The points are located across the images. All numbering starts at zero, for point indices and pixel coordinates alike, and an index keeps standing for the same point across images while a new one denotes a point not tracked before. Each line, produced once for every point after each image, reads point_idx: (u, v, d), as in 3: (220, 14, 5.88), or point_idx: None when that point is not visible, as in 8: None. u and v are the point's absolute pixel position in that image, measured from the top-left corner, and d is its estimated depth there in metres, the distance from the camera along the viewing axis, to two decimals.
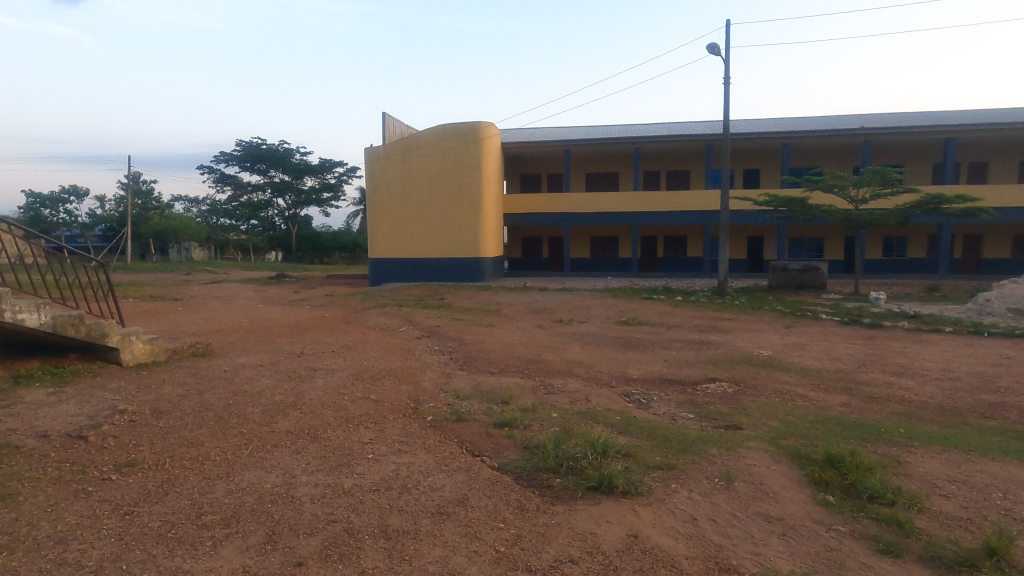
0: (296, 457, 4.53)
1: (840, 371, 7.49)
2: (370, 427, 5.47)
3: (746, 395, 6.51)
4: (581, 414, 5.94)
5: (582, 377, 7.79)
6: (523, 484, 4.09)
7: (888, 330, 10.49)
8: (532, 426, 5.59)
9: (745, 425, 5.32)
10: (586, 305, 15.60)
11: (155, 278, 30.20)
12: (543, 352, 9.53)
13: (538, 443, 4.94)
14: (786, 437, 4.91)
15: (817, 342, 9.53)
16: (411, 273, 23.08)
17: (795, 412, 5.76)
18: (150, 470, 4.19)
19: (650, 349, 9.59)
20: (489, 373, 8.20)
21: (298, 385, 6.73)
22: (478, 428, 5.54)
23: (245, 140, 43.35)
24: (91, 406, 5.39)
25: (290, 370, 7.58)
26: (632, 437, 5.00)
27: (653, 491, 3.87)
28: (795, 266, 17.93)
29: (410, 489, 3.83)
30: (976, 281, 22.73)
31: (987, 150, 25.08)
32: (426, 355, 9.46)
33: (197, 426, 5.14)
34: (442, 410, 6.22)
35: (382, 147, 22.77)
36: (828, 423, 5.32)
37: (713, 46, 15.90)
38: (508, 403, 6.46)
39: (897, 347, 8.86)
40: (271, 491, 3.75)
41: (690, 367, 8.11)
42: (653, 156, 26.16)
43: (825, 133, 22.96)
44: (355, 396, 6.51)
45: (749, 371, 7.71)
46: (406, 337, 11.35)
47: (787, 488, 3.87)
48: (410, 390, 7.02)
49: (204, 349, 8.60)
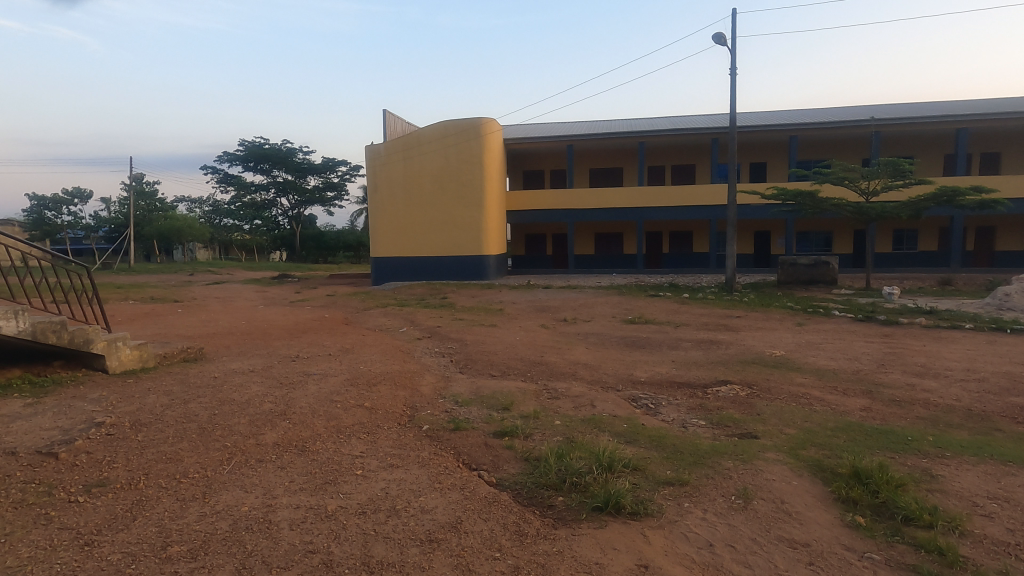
0: (279, 474, 4.22)
1: (858, 372, 7.13)
2: (361, 438, 5.18)
3: (758, 399, 6.19)
4: (586, 422, 5.63)
5: (586, 380, 7.47)
6: (523, 503, 3.78)
7: (905, 326, 10.09)
8: (534, 435, 5.28)
9: (760, 433, 4.99)
10: (591, 304, 15.20)
11: (157, 279, 29.98)
12: (547, 353, 9.21)
13: (540, 456, 4.64)
14: (806, 446, 4.60)
15: (831, 340, 9.16)
16: (414, 272, 22.81)
17: (814, 418, 5.43)
18: (121, 490, 3.89)
19: (657, 350, 9.24)
20: (490, 376, 7.88)
21: (290, 393, 6.44)
22: (477, 438, 5.24)
23: (247, 141, 43.27)
24: (69, 418, 5.09)
25: (283, 377, 7.28)
26: (641, 448, 4.70)
27: (664, 512, 3.54)
28: (804, 260, 17.51)
29: (400, 512, 3.52)
30: (990, 274, 22.28)
31: (1000, 140, 24.60)
32: (426, 358, 9.17)
33: (179, 439, 4.85)
34: (439, 418, 5.94)
35: (383, 145, 22.50)
36: (850, 431, 5.00)
37: (719, 36, 15.53)
38: (509, 410, 6.16)
39: (917, 346, 8.45)
40: (248, 516, 3.46)
41: (698, 368, 7.77)
42: (658, 150, 25.77)
43: (834, 125, 22.52)
44: (348, 403, 6.22)
45: (761, 372, 7.37)
46: (407, 339, 11.08)
47: (811, 508, 3.54)
48: (407, 397, 6.72)
49: (195, 354, 8.29)
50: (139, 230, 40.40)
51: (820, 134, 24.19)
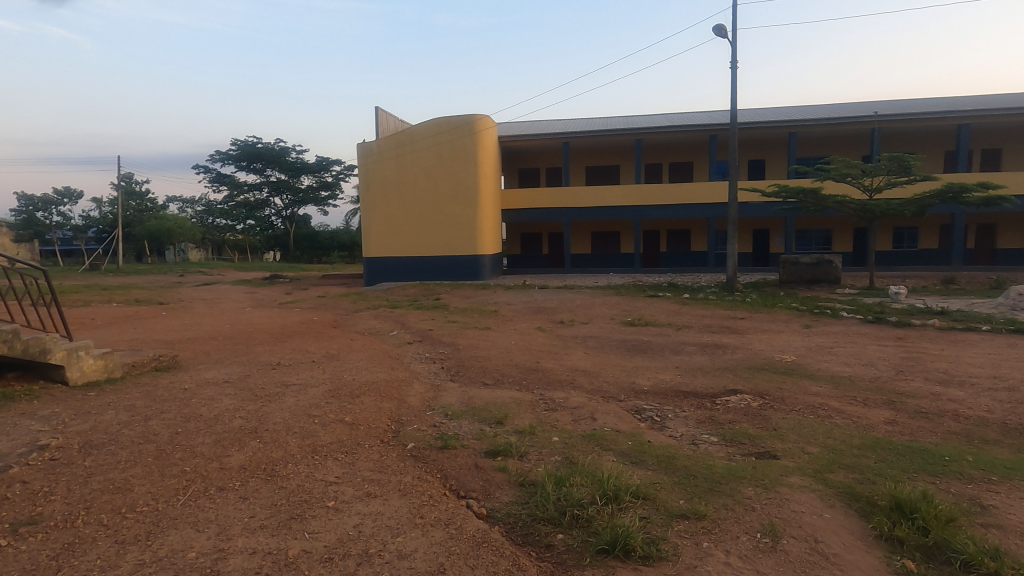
0: (241, 507, 3.73)
1: (877, 380, 6.65)
2: (338, 460, 4.68)
3: (772, 411, 5.70)
4: (586, 438, 5.14)
5: (586, 389, 6.97)
6: (516, 543, 3.31)
7: (919, 328, 9.63)
8: (529, 454, 4.79)
9: (780, 452, 4.51)
10: (588, 305, 14.71)
11: (147, 280, 29.46)
12: (543, 359, 8.72)
13: (536, 481, 4.15)
14: (833, 468, 4.13)
15: (843, 344, 8.68)
16: (407, 272, 22.29)
17: (836, 433, 4.95)
18: (53, 530, 3.38)
19: (659, 355, 8.75)
20: (483, 385, 7.37)
21: (264, 407, 5.92)
22: (467, 458, 4.74)
23: (239, 140, 42.64)
24: (8, 441, 4.56)
25: (259, 387, 6.75)
26: (649, 471, 4.21)
27: (681, 555, 3.06)
28: (806, 259, 17.05)
29: (373, 558, 3.04)
30: (992, 272, 21.91)
31: (1001, 136, 24.25)
32: (415, 364, 8.67)
33: (131, 464, 4.34)
34: (425, 434, 5.43)
35: (374, 142, 21.91)
36: (879, 449, 4.52)
37: (719, 28, 15.05)
38: (502, 425, 5.67)
39: (934, 350, 7.98)
40: (193, 565, 2.97)
41: (705, 376, 7.28)
42: (654, 148, 25.30)
43: (834, 121, 22.10)
44: (327, 419, 5.69)
45: (772, 380, 6.89)
46: (396, 343, 10.57)
47: (850, 549, 3.08)
48: (392, 409, 6.21)
49: (167, 362, 7.76)
50: (129, 231, 39.78)
51: (821, 131, 23.77)
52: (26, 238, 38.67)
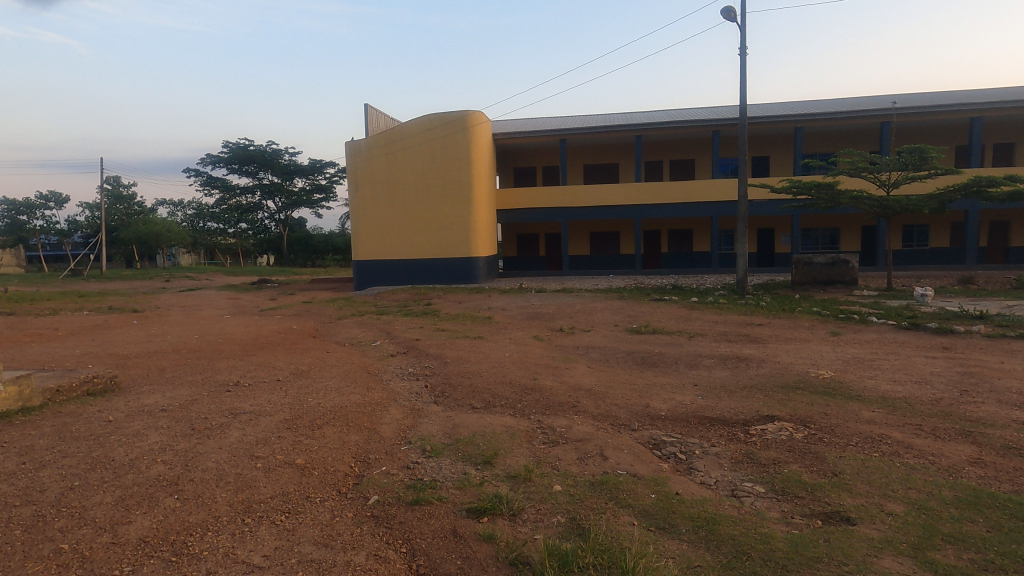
0: None
1: (940, 403, 5.55)
2: (275, 526, 3.57)
3: (823, 447, 4.61)
4: (596, 487, 4.04)
5: (592, 414, 5.89)
6: None
7: (963, 336, 8.52)
8: (524, 513, 3.70)
9: (855, 515, 3.41)
10: (590, 309, 13.64)
11: (130, 285, 28.22)
12: (541, 375, 7.62)
13: (532, 561, 3.06)
14: (935, 542, 3.05)
15: (883, 356, 7.58)
16: (397, 275, 21.20)
17: (916, 482, 3.86)
18: None
19: (673, 369, 7.66)
20: (470, 409, 6.27)
21: (197, 446, 4.79)
22: (441, 520, 3.63)
23: (230, 141, 41.44)
24: None
25: (200, 418, 5.61)
26: (685, 545, 3.13)
27: None
28: (821, 259, 15.95)
29: None
30: (1008, 271, 20.94)
31: (1014, 130, 23.30)
32: (396, 382, 7.57)
33: None
34: (395, 481, 4.31)
35: (364, 141, 20.83)
36: (984, 508, 3.44)
37: (728, 11, 14.01)
38: (491, 467, 4.56)
39: (993, 363, 6.91)
40: None
41: (731, 397, 6.17)
42: (655, 144, 24.27)
43: (846, 114, 21.02)
44: (273, 461, 4.56)
45: (813, 402, 5.80)
46: (377, 356, 9.45)
47: None
48: (359, 445, 5.10)
49: (103, 386, 6.62)
50: (116, 235, 38.49)
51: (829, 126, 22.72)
52: (10, 243, 37.37)
